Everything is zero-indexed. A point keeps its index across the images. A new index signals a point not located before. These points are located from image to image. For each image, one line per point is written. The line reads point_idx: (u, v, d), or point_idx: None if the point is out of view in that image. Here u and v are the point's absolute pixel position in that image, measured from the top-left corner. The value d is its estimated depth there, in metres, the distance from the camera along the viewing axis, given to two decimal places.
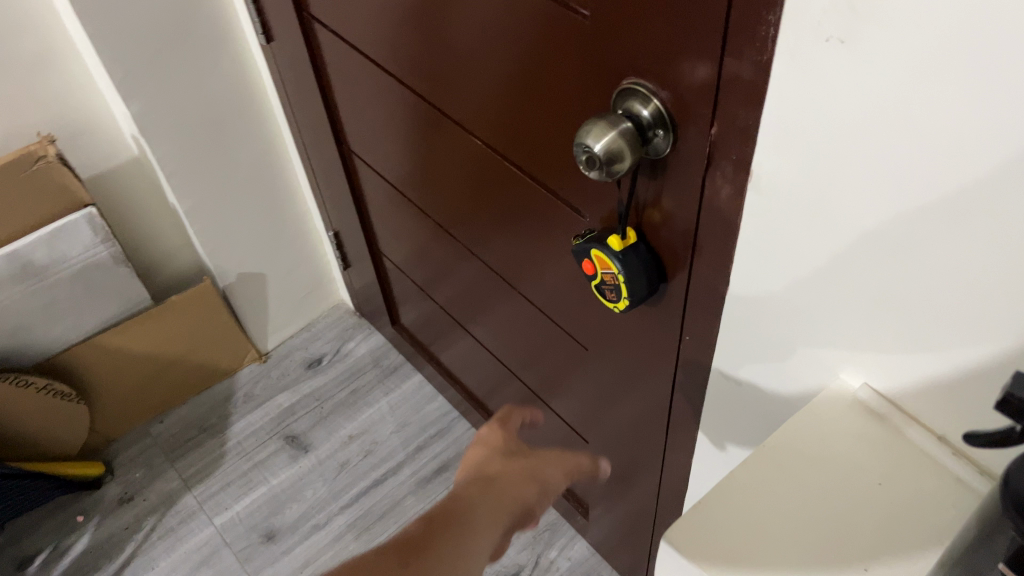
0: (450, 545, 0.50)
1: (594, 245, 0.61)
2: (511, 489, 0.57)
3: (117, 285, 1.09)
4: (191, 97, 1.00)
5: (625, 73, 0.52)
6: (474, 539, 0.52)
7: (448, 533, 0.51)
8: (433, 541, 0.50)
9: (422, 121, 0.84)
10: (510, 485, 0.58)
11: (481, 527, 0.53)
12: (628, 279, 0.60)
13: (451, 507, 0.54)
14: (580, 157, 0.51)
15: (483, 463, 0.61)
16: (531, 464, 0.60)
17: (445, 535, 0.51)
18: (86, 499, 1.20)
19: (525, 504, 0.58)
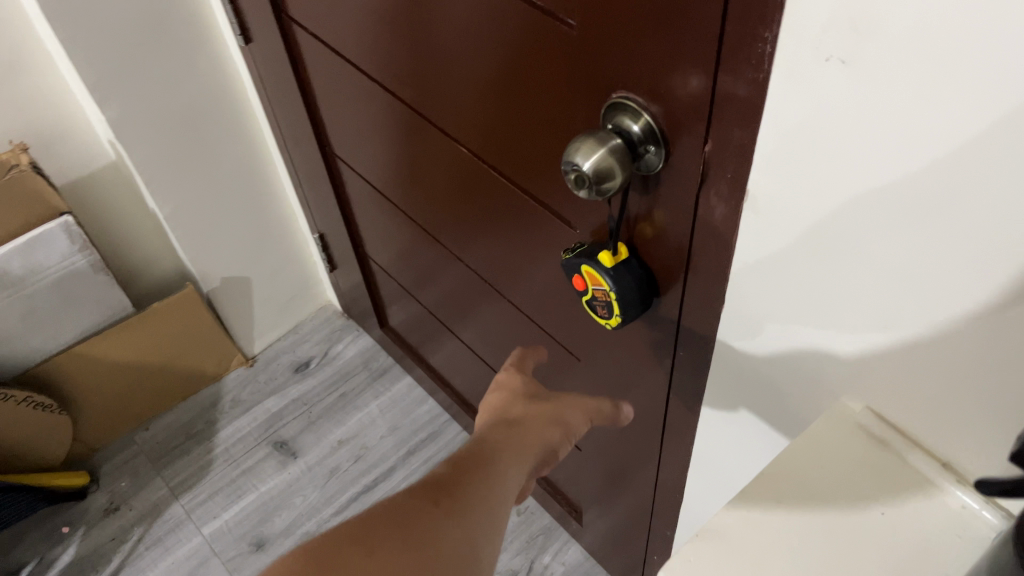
0: (488, 472, 0.51)
1: (584, 260, 0.59)
2: (536, 429, 0.58)
3: (96, 293, 1.07)
4: (168, 100, 0.97)
5: (614, 86, 0.50)
6: (505, 478, 0.51)
7: (484, 466, 0.51)
8: (470, 470, 0.50)
9: (406, 126, 0.82)
10: (534, 427, 0.58)
11: (511, 465, 0.53)
12: (620, 296, 0.58)
13: (483, 440, 0.55)
14: (568, 176, 0.49)
15: (505, 406, 0.61)
16: (551, 408, 0.62)
17: (480, 468, 0.51)
18: (71, 510, 1.18)
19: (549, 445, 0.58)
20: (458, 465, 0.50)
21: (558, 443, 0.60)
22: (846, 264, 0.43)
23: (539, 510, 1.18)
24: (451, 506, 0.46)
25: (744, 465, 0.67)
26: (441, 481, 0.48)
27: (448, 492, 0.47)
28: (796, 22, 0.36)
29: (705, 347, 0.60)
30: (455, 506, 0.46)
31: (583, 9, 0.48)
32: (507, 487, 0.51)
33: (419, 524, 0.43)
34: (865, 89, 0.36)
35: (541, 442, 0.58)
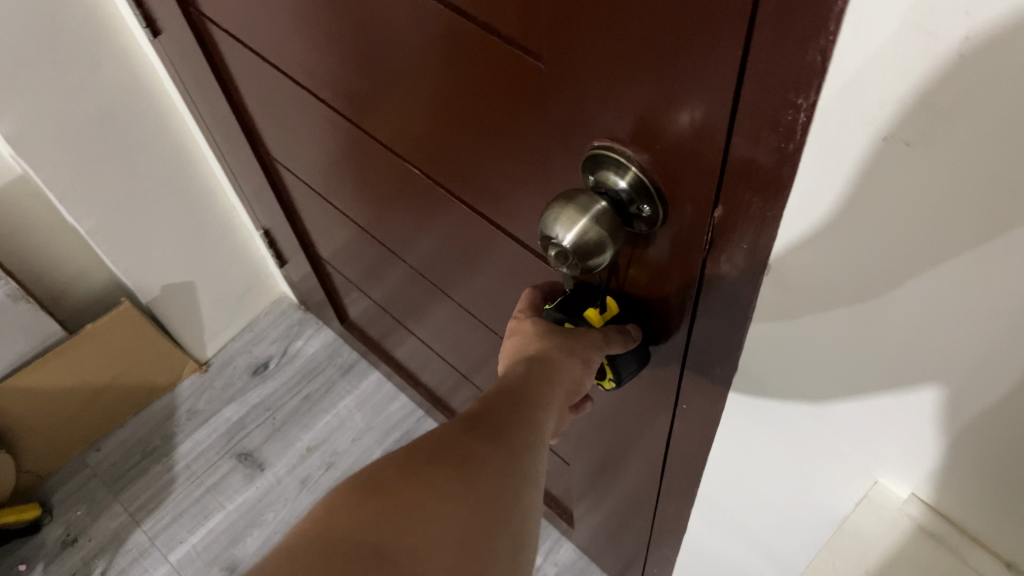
0: (525, 420, 0.41)
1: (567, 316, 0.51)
2: (558, 369, 0.45)
3: (21, 322, 0.96)
4: (73, 105, 0.85)
5: (594, 133, 0.41)
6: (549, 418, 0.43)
7: (519, 414, 0.41)
8: (507, 420, 0.40)
9: (344, 136, 0.72)
10: (553, 368, 0.45)
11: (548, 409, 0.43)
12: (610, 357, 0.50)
13: (501, 389, 0.43)
14: (546, 250, 0.40)
15: (521, 342, 0.49)
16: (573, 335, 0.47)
17: (516, 416, 0.41)
18: (24, 546, 1.09)
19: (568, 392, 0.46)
20: (498, 398, 0.42)
21: (587, 380, 0.47)
22: (889, 359, 0.35)
23: None
24: (496, 440, 0.38)
25: (755, 510, 0.60)
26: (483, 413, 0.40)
27: (489, 429, 0.39)
28: (845, 92, 0.28)
29: (710, 401, 0.52)
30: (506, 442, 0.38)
31: (553, 43, 0.38)
32: (546, 429, 0.42)
33: (470, 460, 0.36)
34: (944, 176, 0.27)
35: (568, 383, 0.46)
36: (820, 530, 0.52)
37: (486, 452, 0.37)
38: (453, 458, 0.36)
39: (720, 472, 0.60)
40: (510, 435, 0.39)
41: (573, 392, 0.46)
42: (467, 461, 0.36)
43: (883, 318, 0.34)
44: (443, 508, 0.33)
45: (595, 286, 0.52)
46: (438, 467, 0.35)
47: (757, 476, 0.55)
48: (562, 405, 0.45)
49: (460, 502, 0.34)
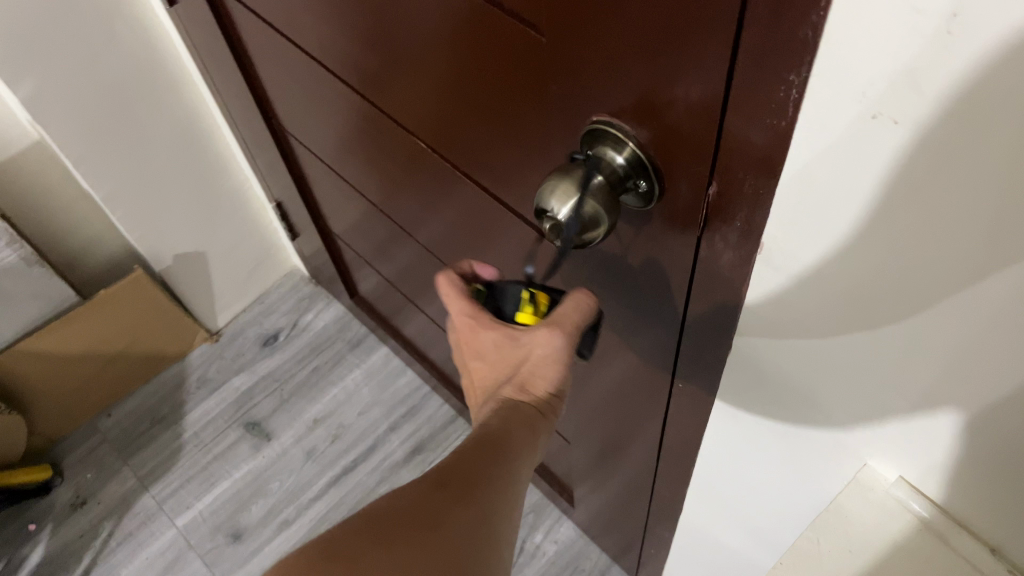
0: (498, 477, 0.45)
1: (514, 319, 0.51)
2: (534, 417, 0.49)
3: (35, 286, 0.98)
4: (90, 73, 0.86)
5: (594, 108, 0.40)
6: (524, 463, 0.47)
7: (495, 471, 0.45)
8: (482, 477, 0.44)
9: (354, 110, 0.72)
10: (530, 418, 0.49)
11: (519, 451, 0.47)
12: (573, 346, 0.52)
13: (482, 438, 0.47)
14: (541, 222, 0.41)
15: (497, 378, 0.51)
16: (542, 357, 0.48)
17: (492, 473, 0.44)
18: (35, 506, 1.13)
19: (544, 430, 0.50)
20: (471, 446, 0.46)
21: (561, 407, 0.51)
22: (881, 344, 0.35)
23: None
24: (466, 500, 0.42)
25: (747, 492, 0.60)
26: (458, 465, 0.44)
27: (462, 488, 0.42)
28: (836, 71, 0.28)
29: (706, 382, 0.53)
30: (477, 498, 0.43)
31: (553, 20, 0.39)
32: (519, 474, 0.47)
33: (441, 518, 0.40)
34: (933, 155, 0.27)
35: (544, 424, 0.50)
36: (810, 512, 0.52)
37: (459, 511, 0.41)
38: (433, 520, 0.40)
39: (715, 454, 0.60)
40: (480, 494, 0.43)
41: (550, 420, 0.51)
42: (436, 522, 0.40)
43: (873, 301, 0.34)
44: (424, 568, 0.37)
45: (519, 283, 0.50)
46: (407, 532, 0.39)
47: (751, 458, 0.55)
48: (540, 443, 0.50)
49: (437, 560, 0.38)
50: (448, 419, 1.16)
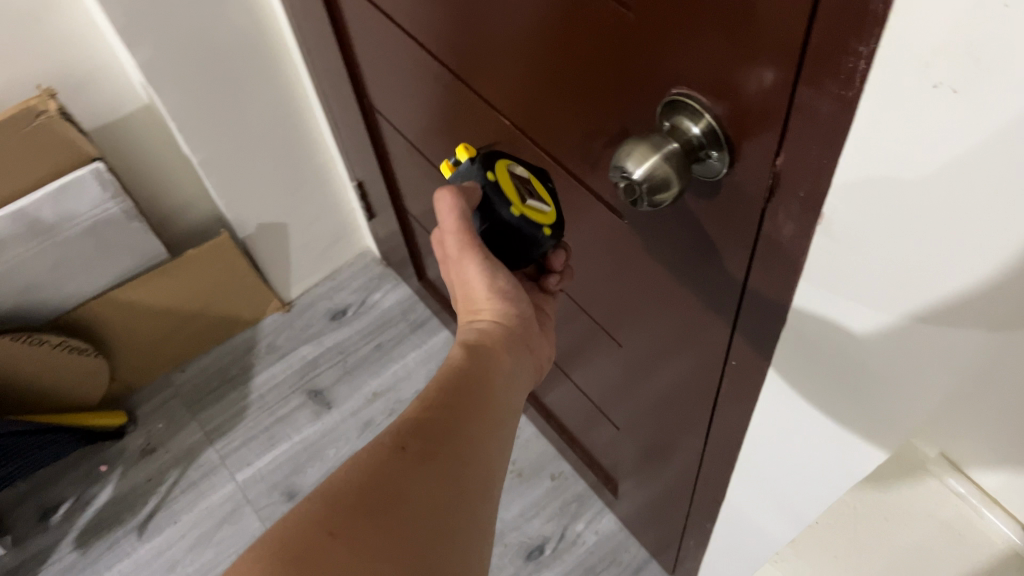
0: (465, 435, 0.48)
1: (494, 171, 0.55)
2: (488, 338, 0.56)
3: (131, 240, 1.05)
4: (201, 44, 0.92)
5: (673, 81, 0.43)
6: (493, 419, 0.51)
7: (460, 424, 0.48)
8: (448, 434, 0.47)
9: (441, 89, 0.76)
10: (477, 335, 0.57)
11: (486, 404, 0.51)
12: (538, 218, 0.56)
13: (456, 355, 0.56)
14: (616, 182, 0.44)
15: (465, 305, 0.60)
16: (462, 266, 0.56)
17: (457, 426, 0.48)
18: (109, 448, 1.21)
19: (500, 347, 0.56)
20: (432, 401, 0.49)
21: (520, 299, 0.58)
22: (927, 315, 0.37)
23: (574, 474, 1.15)
24: (433, 461, 0.45)
25: (796, 469, 0.62)
26: (423, 425, 0.47)
27: (427, 446, 0.46)
28: (902, 39, 0.30)
29: (761, 358, 0.55)
30: (445, 463, 0.46)
31: None
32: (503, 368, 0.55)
33: (407, 487, 0.43)
34: (985, 123, 0.29)
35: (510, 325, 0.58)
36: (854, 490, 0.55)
37: (428, 478, 0.44)
38: (404, 493, 0.43)
39: (766, 433, 0.62)
40: (445, 453, 0.46)
41: (508, 339, 0.57)
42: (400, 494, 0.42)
43: (922, 270, 0.36)
44: (404, 550, 0.40)
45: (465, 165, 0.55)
46: (370, 509, 0.41)
47: (801, 435, 0.57)
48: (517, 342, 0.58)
49: (411, 538, 0.41)
50: None
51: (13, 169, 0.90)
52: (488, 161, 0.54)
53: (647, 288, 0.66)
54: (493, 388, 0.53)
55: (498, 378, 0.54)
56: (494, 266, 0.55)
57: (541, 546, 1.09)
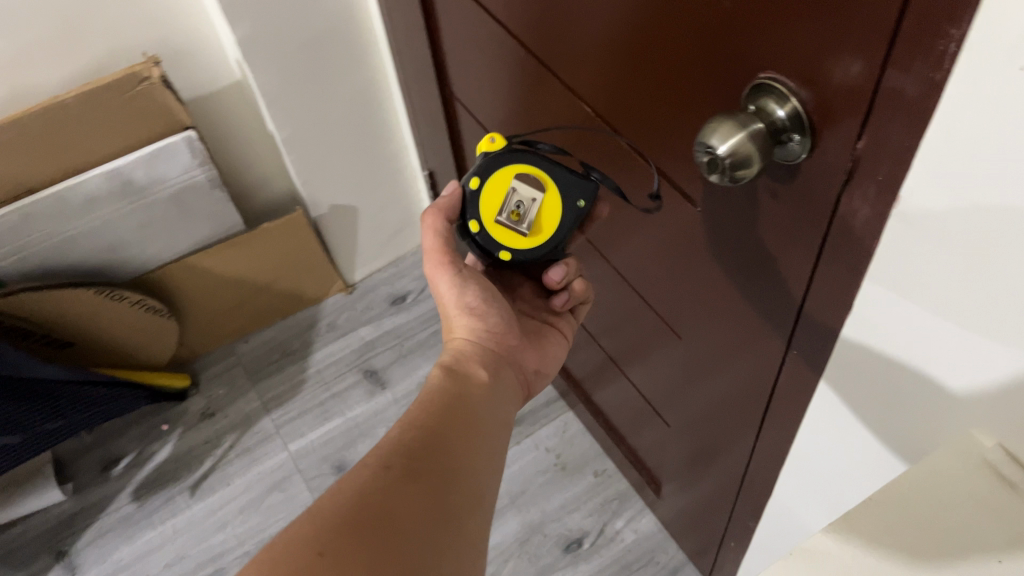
0: (446, 454, 0.52)
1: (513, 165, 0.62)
2: (461, 346, 0.65)
3: (213, 208, 1.09)
4: (296, 25, 0.97)
5: (762, 66, 0.46)
6: (476, 437, 0.56)
7: (441, 443, 0.53)
8: (429, 452, 0.52)
9: (523, 78, 0.78)
10: (454, 351, 0.65)
11: (465, 424, 0.56)
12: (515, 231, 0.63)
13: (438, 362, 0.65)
14: (700, 158, 0.46)
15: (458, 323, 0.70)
16: (436, 287, 0.67)
17: (439, 445, 0.53)
18: (170, 409, 1.26)
19: (473, 360, 0.64)
20: (417, 431, 0.54)
21: (491, 314, 0.67)
22: (1000, 296, 0.39)
23: (617, 473, 1.16)
24: (416, 479, 0.49)
25: (848, 466, 0.63)
26: (407, 450, 0.51)
27: (411, 464, 0.50)
28: (995, 23, 0.32)
29: (822, 346, 0.56)
30: (429, 481, 0.50)
31: None
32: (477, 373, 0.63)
33: (394, 500, 0.47)
34: None
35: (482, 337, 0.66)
36: None
37: (415, 498, 0.48)
38: (391, 512, 0.46)
39: (819, 428, 0.63)
40: (429, 470, 0.50)
41: (481, 353, 0.65)
42: (388, 510, 0.46)
43: (999, 252, 0.38)
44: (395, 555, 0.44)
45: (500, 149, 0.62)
46: (362, 524, 0.45)
47: (859, 428, 0.58)
48: (489, 353, 0.66)
49: (400, 550, 0.44)
50: (549, 399, 1.25)
51: (112, 129, 0.95)
52: (482, 172, 0.62)
53: (707, 282, 0.68)
54: (474, 417, 0.58)
55: (478, 404, 0.59)
56: (463, 281, 0.65)
57: (580, 540, 1.10)
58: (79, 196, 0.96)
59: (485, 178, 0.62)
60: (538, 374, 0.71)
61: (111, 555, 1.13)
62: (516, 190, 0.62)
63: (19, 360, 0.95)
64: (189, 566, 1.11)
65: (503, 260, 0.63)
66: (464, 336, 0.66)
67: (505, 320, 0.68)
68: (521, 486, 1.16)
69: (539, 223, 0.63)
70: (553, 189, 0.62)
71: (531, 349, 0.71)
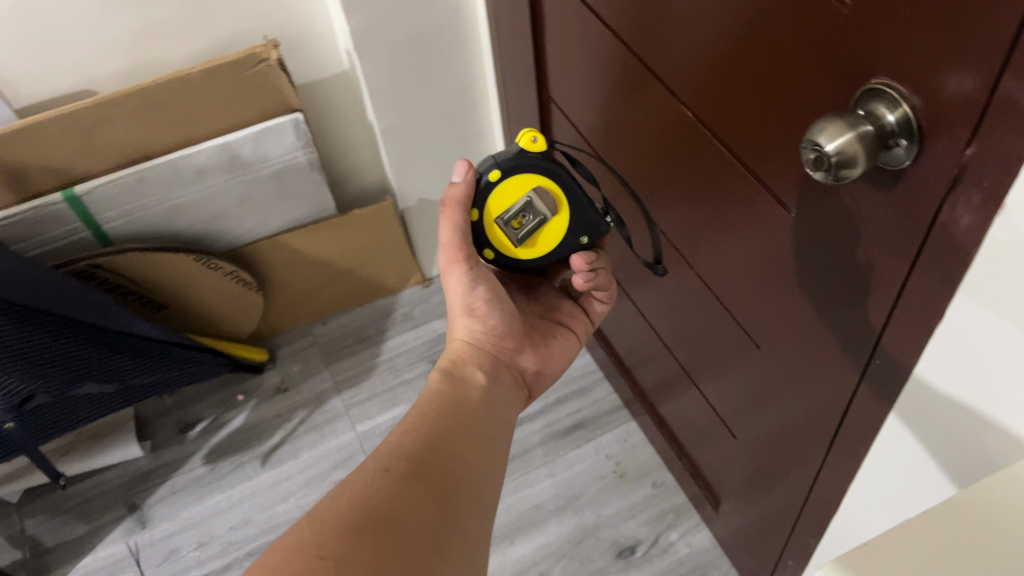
0: (442, 460, 0.56)
1: (536, 177, 0.66)
2: (460, 349, 0.70)
3: (308, 190, 1.14)
4: (406, 21, 1.02)
5: (875, 72, 0.47)
6: (471, 445, 0.59)
7: (437, 450, 0.57)
8: (425, 458, 0.55)
9: (624, 83, 0.81)
10: (453, 353, 0.70)
11: (460, 432, 0.60)
12: (505, 236, 0.69)
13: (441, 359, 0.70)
14: (807, 155, 0.48)
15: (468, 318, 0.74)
16: (446, 282, 0.70)
17: (435, 452, 0.56)
18: (247, 381, 1.32)
19: (471, 363, 0.68)
20: (415, 436, 0.57)
21: (492, 318, 0.71)
22: None
23: (675, 487, 1.16)
24: (415, 484, 0.52)
25: (920, 484, 0.64)
26: (406, 456, 0.55)
27: (409, 472, 0.53)
28: None
29: (905, 359, 0.57)
30: (425, 486, 0.53)
31: None
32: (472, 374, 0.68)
33: (393, 505, 0.50)
34: None
35: (480, 342, 0.71)
36: None
37: (413, 501, 0.51)
38: (390, 517, 0.49)
39: (893, 445, 0.64)
40: (426, 477, 0.54)
41: (478, 356, 0.69)
42: (386, 514, 0.49)
43: None
44: (394, 554, 0.47)
45: (536, 157, 0.66)
46: (361, 526, 0.48)
47: (937, 444, 0.58)
48: (487, 354, 0.70)
49: (398, 550, 0.47)
50: (613, 407, 1.26)
51: (226, 106, 1.01)
52: (512, 168, 0.66)
53: (787, 293, 0.69)
54: (471, 422, 0.62)
55: (476, 408, 0.63)
56: (471, 282, 0.68)
57: (633, 547, 1.11)
58: (190, 167, 1.02)
59: (511, 176, 0.66)
60: (541, 373, 0.76)
61: (181, 512, 1.18)
62: (527, 202, 0.67)
63: (118, 314, 1.01)
64: (254, 531, 1.15)
65: (482, 256, 0.69)
66: (467, 337, 0.71)
67: (505, 322, 0.71)
68: (578, 490, 1.18)
69: (528, 238, 0.69)
70: (562, 216, 0.69)
71: (531, 352, 0.75)
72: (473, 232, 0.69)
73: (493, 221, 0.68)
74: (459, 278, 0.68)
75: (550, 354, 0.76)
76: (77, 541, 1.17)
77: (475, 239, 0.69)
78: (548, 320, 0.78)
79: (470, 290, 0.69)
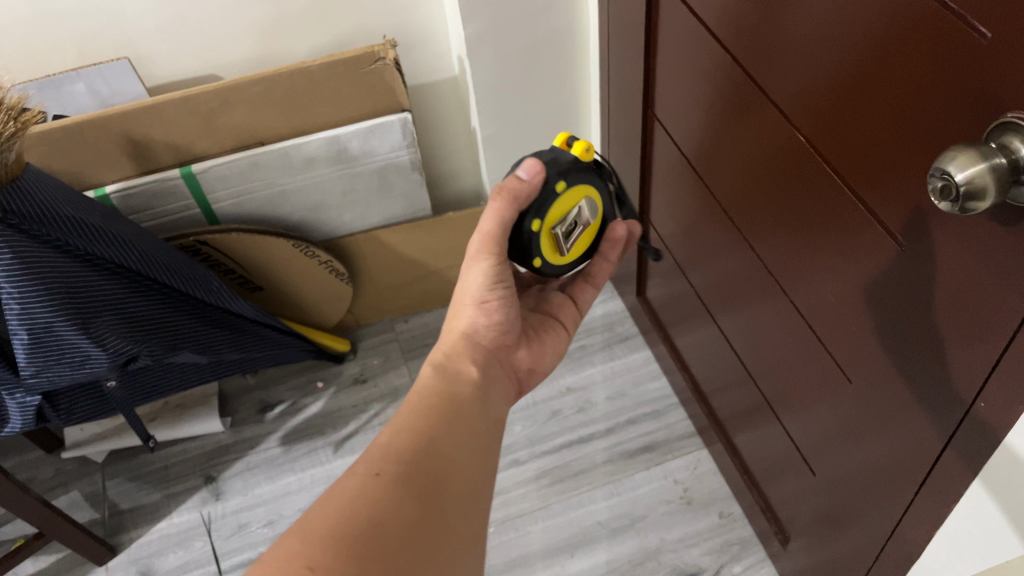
0: (433, 458, 0.57)
1: (586, 186, 0.70)
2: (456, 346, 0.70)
3: (407, 188, 1.17)
4: (520, 32, 1.04)
5: (1012, 106, 0.46)
6: (463, 443, 0.60)
7: (428, 448, 0.57)
8: (416, 460, 0.56)
9: (734, 106, 0.81)
10: (449, 346, 0.70)
11: (451, 429, 0.60)
12: (551, 243, 0.70)
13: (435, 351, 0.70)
14: (935, 182, 0.48)
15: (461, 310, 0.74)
16: (465, 272, 0.70)
17: (427, 452, 0.57)
18: (327, 369, 1.36)
19: (465, 358, 0.69)
20: (405, 435, 0.58)
21: (498, 314, 0.71)
22: None
23: (743, 519, 1.15)
24: (404, 488, 0.53)
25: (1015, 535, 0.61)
26: (397, 457, 0.55)
27: (398, 475, 0.54)
28: None
29: (1013, 404, 0.55)
30: (413, 488, 0.53)
31: (1009, 14, 0.45)
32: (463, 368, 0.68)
33: (382, 511, 0.51)
34: None
35: (476, 337, 0.71)
36: None
37: (403, 506, 0.52)
38: (380, 523, 0.50)
39: (990, 492, 0.62)
40: (416, 480, 0.54)
41: (474, 351, 0.70)
42: (376, 522, 0.50)
43: None
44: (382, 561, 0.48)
45: (586, 166, 0.70)
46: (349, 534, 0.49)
47: None
48: (484, 351, 0.71)
49: (387, 556, 0.48)
50: (686, 433, 1.25)
51: (340, 100, 1.05)
52: (573, 180, 0.69)
53: (885, 328, 0.68)
54: (464, 418, 0.62)
55: (466, 402, 0.64)
56: (492, 276, 0.68)
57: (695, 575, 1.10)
58: (300, 156, 1.06)
59: (572, 186, 0.69)
60: (534, 371, 0.77)
61: (253, 489, 1.21)
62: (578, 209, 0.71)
63: (219, 290, 1.04)
64: None
65: (536, 265, 0.70)
66: (467, 328, 0.71)
67: (510, 320, 0.72)
68: (642, 511, 1.17)
69: (566, 245, 0.72)
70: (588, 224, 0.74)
71: (524, 350, 0.76)
72: (526, 244, 0.68)
73: (550, 230, 0.69)
74: (480, 271, 0.68)
75: (542, 350, 0.78)
76: (153, 505, 1.21)
77: (528, 250, 0.69)
78: (538, 318, 0.80)
79: (486, 283, 0.69)
